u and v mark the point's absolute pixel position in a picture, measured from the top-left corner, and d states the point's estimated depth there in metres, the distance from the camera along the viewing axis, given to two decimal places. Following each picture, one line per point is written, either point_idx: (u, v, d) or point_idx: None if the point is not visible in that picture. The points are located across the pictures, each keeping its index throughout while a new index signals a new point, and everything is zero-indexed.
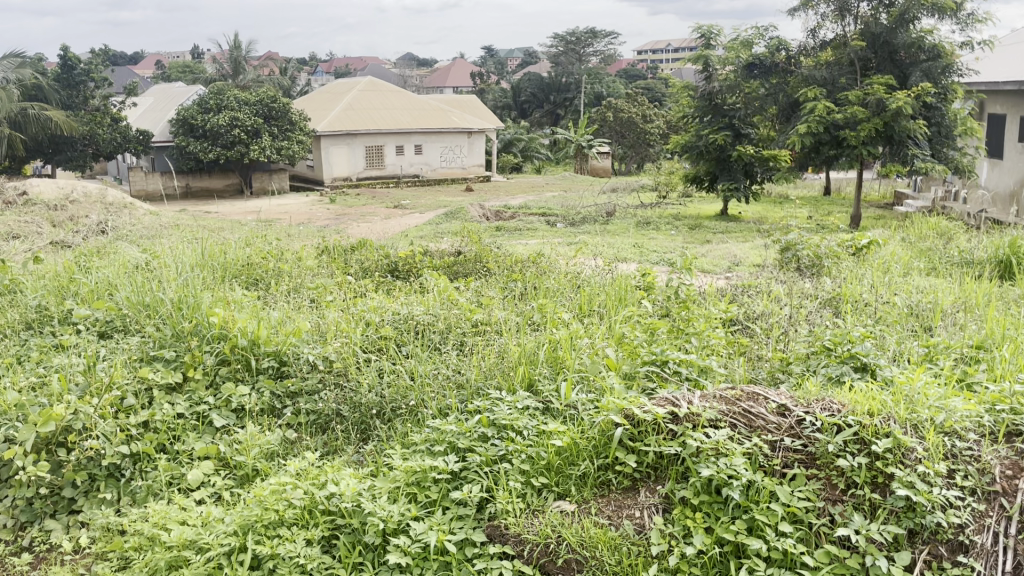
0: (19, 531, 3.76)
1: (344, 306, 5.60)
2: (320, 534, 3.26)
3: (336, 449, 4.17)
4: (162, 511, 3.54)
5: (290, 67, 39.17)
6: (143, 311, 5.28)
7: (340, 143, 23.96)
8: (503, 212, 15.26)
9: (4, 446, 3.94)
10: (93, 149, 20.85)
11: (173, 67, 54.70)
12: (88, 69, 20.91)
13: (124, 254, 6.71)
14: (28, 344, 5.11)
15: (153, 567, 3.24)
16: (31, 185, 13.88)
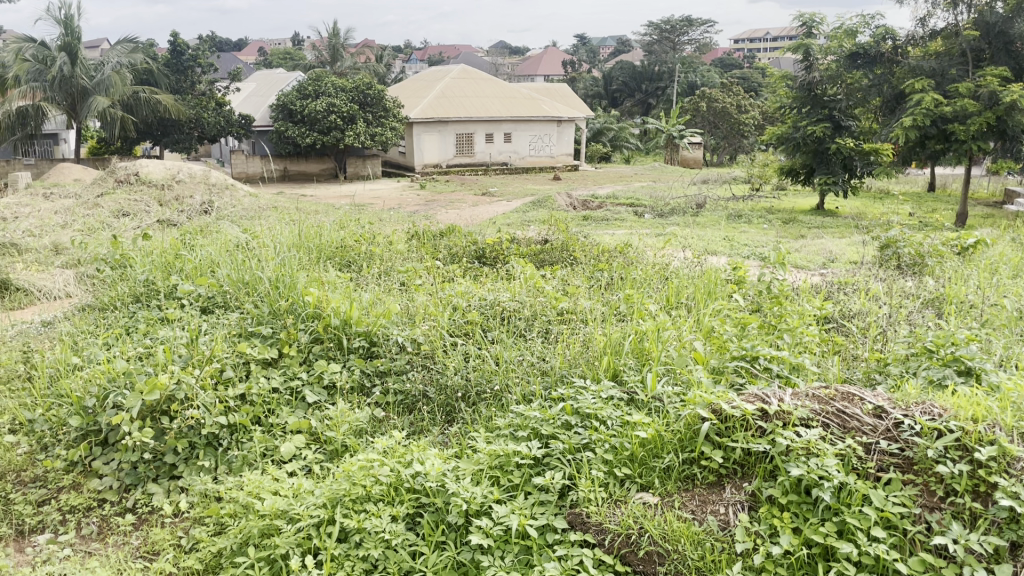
0: (124, 492, 4.01)
1: (433, 291, 5.68)
2: (405, 511, 3.34)
3: (422, 429, 4.25)
4: (257, 480, 3.69)
5: (386, 55, 39.81)
6: (242, 289, 5.48)
7: (431, 130, 24.27)
8: (590, 202, 15.18)
9: (113, 411, 4.19)
10: (197, 132, 21.72)
11: (274, 54, 56.48)
12: (195, 55, 21.65)
13: (227, 233, 6.99)
14: (137, 316, 5.41)
15: (248, 534, 3.39)
16: (141, 164, 14.57)
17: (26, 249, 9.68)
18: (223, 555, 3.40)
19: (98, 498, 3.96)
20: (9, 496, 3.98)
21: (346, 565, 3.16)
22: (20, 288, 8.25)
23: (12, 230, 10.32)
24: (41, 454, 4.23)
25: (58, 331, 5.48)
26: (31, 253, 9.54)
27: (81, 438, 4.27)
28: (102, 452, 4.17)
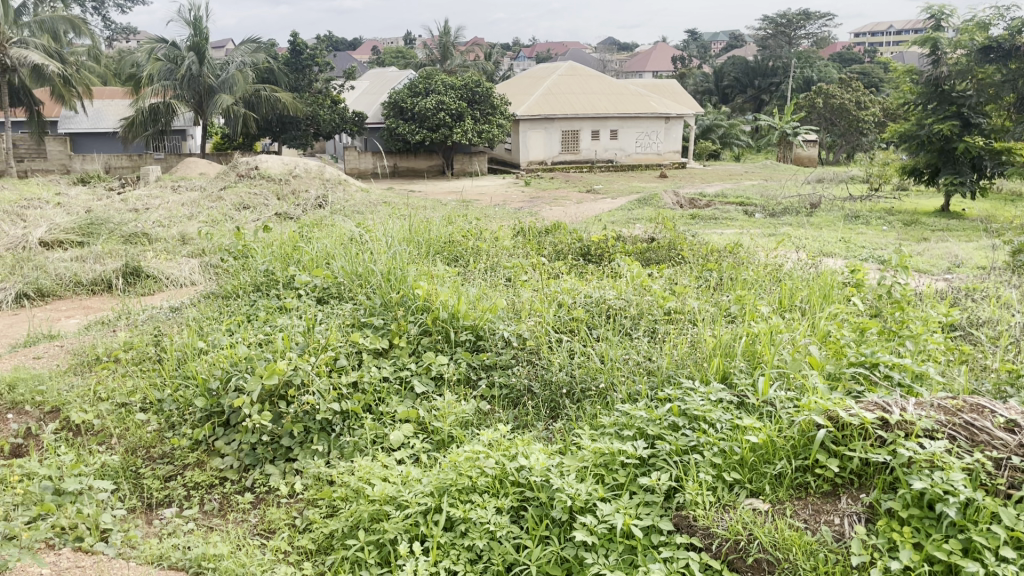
0: (244, 471, 4.21)
1: (539, 287, 5.70)
2: (509, 504, 3.38)
3: (527, 423, 4.28)
4: (367, 466, 3.82)
5: (495, 52, 40.18)
6: (356, 280, 5.65)
7: (538, 127, 24.38)
8: (698, 200, 14.90)
9: (235, 394, 4.41)
10: (313, 129, 22.52)
11: (386, 52, 57.99)
12: (313, 54, 22.47)
13: (341, 226, 7.22)
14: (258, 304, 5.67)
15: (358, 518, 3.52)
16: (261, 160, 15.25)
17: (157, 239, 10.28)
18: (334, 537, 3.54)
19: (220, 476, 4.19)
20: (140, 470, 4.26)
21: (451, 554, 3.22)
22: (150, 275, 8.78)
23: (144, 221, 10.98)
24: (169, 432, 4.49)
25: (186, 317, 5.81)
26: (161, 242, 10.13)
27: (205, 419, 4.51)
28: (224, 432, 4.39)
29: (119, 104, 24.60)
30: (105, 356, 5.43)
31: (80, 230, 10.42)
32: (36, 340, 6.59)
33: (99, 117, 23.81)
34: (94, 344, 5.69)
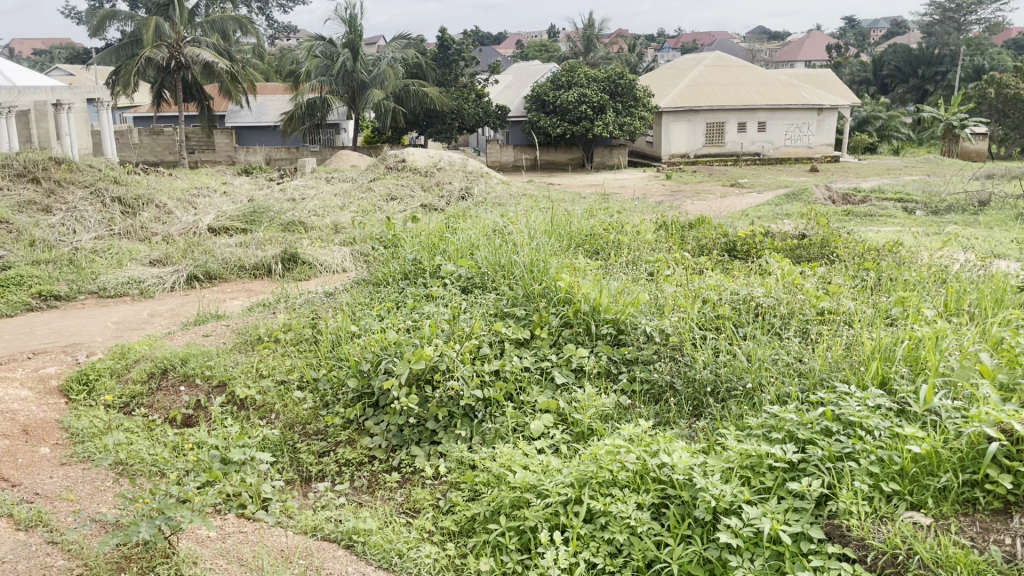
0: (391, 451, 4.38)
1: (682, 282, 5.58)
2: (650, 500, 3.34)
3: (668, 420, 4.22)
4: (509, 453, 3.88)
5: (639, 44, 39.73)
6: (499, 270, 5.72)
7: (681, 120, 23.96)
8: (851, 195, 14.18)
9: (384, 377, 4.59)
10: (458, 123, 23.05)
11: (531, 46, 58.48)
12: (460, 49, 23.00)
13: (485, 218, 7.36)
14: (406, 292, 5.87)
15: (500, 503, 3.59)
16: (408, 152, 15.78)
17: (312, 227, 10.85)
18: (477, 520, 3.63)
19: (369, 454, 4.38)
20: (296, 445, 4.52)
21: (591, 546, 3.25)
22: (305, 262, 9.28)
23: (300, 210, 11.60)
24: (323, 410, 4.73)
25: (339, 302, 6.10)
26: (316, 231, 10.68)
27: (356, 399, 4.72)
28: (373, 413, 4.58)
29: (279, 99, 26.08)
30: (265, 336, 5.78)
31: (244, 217, 11.15)
32: (205, 319, 7.12)
33: (262, 111, 25.34)
34: (256, 325, 6.07)
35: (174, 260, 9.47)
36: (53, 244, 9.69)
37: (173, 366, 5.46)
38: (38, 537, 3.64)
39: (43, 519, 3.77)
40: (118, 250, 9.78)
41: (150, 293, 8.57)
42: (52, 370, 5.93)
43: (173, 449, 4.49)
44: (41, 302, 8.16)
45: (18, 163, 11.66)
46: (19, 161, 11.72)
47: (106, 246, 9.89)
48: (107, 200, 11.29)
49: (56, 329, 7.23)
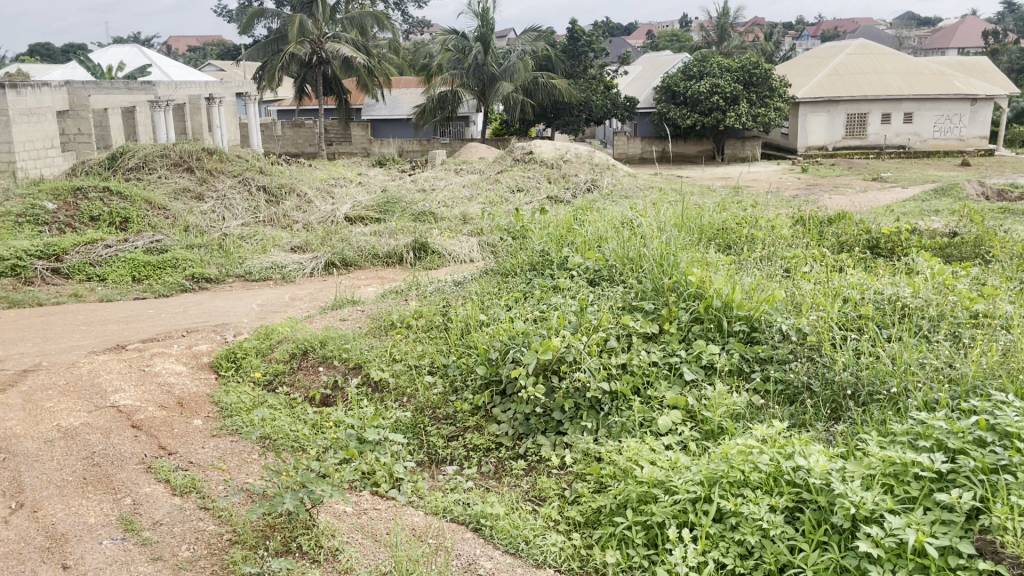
0: (517, 440, 4.44)
1: (820, 281, 5.35)
2: (784, 504, 3.24)
3: (804, 423, 4.08)
4: (636, 447, 3.85)
5: (776, 32, 38.37)
6: (627, 263, 5.65)
7: (819, 111, 23.02)
8: (1008, 191, 13.21)
9: (512, 366, 4.65)
10: (586, 115, 23.00)
11: (662, 36, 57.62)
12: (590, 40, 22.91)
13: (613, 210, 7.31)
14: (534, 283, 5.90)
15: (627, 497, 3.57)
16: (535, 144, 15.89)
17: (441, 218, 11.11)
18: (602, 512, 3.63)
19: (496, 441, 4.46)
20: (426, 428, 4.66)
21: (720, 546, 3.20)
22: (435, 251, 9.53)
23: (431, 200, 11.91)
24: (452, 396, 4.85)
25: (469, 292, 6.21)
26: (445, 221, 10.94)
27: (485, 386, 4.80)
28: (501, 401, 4.66)
29: (412, 92, 26.79)
30: (398, 322, 5.97)
31: (377, 207, 11.56)
32: (341, 304, 7.43)
33: (396, 104, 26.14)
34: (389, 310, 6.28)
35: (312, 247, 9.93)
36: (205, 229, 10.36)
37: (313, 347, 5.73)
38: (192, 502, 3.95)
39: (198, 485, 4.08)
40: (262, 236, 10.34)
41: (291, 278, 9.03)
42: (204, 347, 6.35)
43: (313, 426, 4.73)
44: (194, 284, 8.76)
45: (175, 153, 12.51)
46: (176, 151, 12.57)
47: (251, 232, 10.48)
48: (254, 188, 11.97)
49: (207, 309, 7.73)
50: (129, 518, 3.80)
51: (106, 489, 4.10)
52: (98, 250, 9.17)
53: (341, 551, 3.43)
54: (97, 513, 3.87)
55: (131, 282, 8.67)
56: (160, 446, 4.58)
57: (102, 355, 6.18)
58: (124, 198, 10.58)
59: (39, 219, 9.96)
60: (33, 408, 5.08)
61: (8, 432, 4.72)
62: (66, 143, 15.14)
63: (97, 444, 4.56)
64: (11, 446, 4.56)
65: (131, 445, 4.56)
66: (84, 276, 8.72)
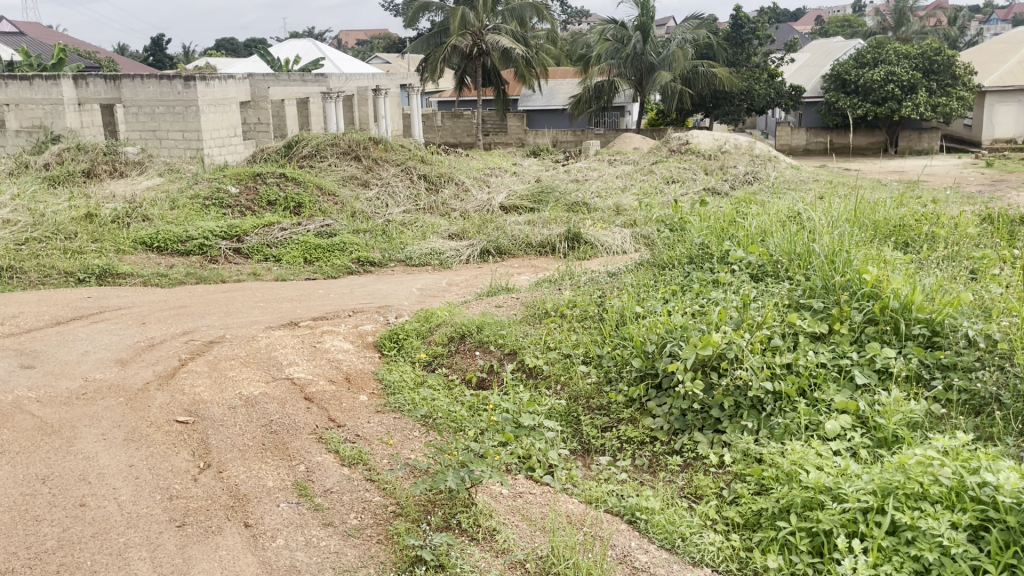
0: (673, 435, 4.37)
1: (1013, 285, 4.94)
2: (969, 521, 3.03)
3: (991, 436, 3.80)
4: (801, 451, 3.70)
5: (960, 16, 35.62)
6: (794, 259, 5.43)
7: (1009, 101, 21.22)
8: None
9: (669, 360, 4.58)
10: (747, 104, 22.28)
11: (831, 23, 54.89)
12: (755, 27, 22.18)
13: (778, 203, 7.06)
14: (693, 276, 5.79)
15: (791, 501, 3.44)
16: (693, 134, 15.58)
17: (595, 209, 11.12)
18: (763, 515, 3.52)
19: (651, 435, 4.41)
20: (580, 417, 4.68)
21: (893, 560, 3.03)
22: (589, 242, 9.56)
23: (585, 191, 11.95)
24: (606, 386, 4.83)
25: (624, 283, 6.16)
26: (599, 212, 10.92)
27: (640, 378, 4.74)
28: (656, 394, 4.59)
29: (569, 82, 26.88)
30: (553, 310, 6.01)
31: (532, 197, 11.68)
32: (496, 291, 7.57)
33: (553, 95, 26.34)
34: (544, 299, 6.34)
35: (469, 235, 10.17)
36: (369, 215, 10.86)
37: (470, 332, 5.86)
38: (359, 473, 4.16)
39: (364, 458, 4.30)
40: (422, 223, 10.71)
41: (449, 264, 9.31)
42: (369, 327, 6.66)
43: (469, 408, 4.87)
44: (359, 267, 9.21)
45: (344, 142, 13.15)
46: (345, 140, 13.21)
47: (412, 219, 10.88)
48: (415, 176, 12.41)
49: (370, 291, 8.10)
50: (303, 484, 4.05)
51: (282, 455, 4.39)
52: (275, 232, 9.80)
53: (498, 532, 3.51)
54: (274, 478, 4.15)
55: (303, 263, 9.22)
56: (329, 418, 4.85)
57: (278, 331, 6.61)
58: (298, 184, 11.24)
59: (224, 203, 10.75)
60: (219, 376, 5.51)
61: (196, 397, 5.14)
62: (247, 131, 16.41)
63: (274, 413, 4.89)
64: (199, 410, 4.96)
65: (304, 416, 4.86)
66: (261, 256, 9.34)
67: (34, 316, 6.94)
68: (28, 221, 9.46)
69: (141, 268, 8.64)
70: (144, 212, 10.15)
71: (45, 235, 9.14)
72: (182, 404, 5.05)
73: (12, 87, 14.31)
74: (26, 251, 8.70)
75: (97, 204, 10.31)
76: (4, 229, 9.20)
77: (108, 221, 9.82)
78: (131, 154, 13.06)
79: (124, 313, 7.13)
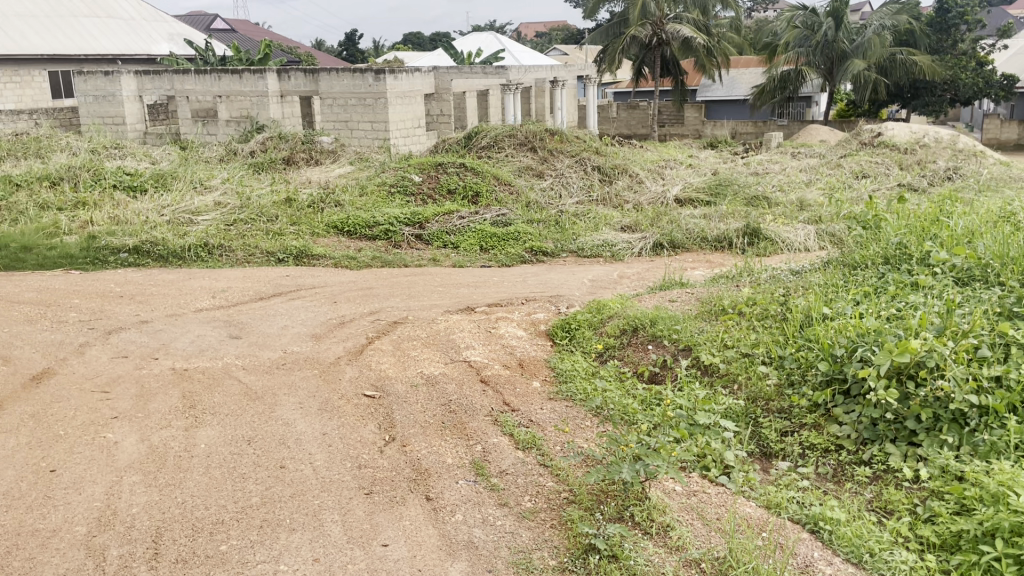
0: (861, 445, 4.15)
1: None
2: None
3: None
4: (1010, 471, 3.40)
5: None
6: (1007, 264, 4.98)
7: None
8: None
9: (860, 364, 4.33)
10: (950, 95, 20.68)
11: None
12: (963, 11, 20.48)
13: (989, 202, 6.50)
14: (887, 278, 5.45)
15: (996, 525, 3.17)
16: (887, 126, 14.71)
17: (776, 203, 10.71)
18: (964, 537, 3.28)
19: (836, 443, 4.21)
20: (758, 419, 4.54)
21: None
22: (768, 238, 9.25)
23: (766, 184, 11.54)
24: (788, 389, 4.64)
25: (810, 282, 5.90)
26: (780, 207, 10.51)
27: (826, 383, 4.52)
28: (844, 401, 4.36)
29: (751, 72, 25.97)
30: (730, 307, 5.84)
31: (709, 189, 11.40)
32: (670, 285, 7.47)
33: (733, 85, 25.57)
34: (721, 295, 6.18)
35: (643, 227, 10.08)
36: (543, 206, 11.00)
37: (643, 325, 5.80)
38: (533, 458, 4.25)
39: (539, 443, 4.38)
40: (595, 215, 10.72)
41: (621, 256, 9.28)
42: (542, 316, 6.76)
43: (642, 402, 4.83)
44: (532, 256, 9.37)
45: (521, 133, 13.39)
46: (522, 131, 13.45)
47: (585, 210, 10.91)
48: (589, 168, 12.43)
49: (543, 280, 8.22)
50: (480, 464, 4.20)
51: (461, 434, 4.55)
52: (454, 220, 10.15)
53: (673, 529, 3.48)
54: (453, 455, 4.32)
55: (480, 251, 9.49)
56: (504, 402, 4.98)
57: (456, 315, 6.85)
58: (476, 173, 11.57)
59: (408, 190, 11.26)
60: (402, 355, 5.80)
61: (382, 373, 5.44)
62: (429, 122, 17.06)
63: (453, 393, 5.08)
64: (385, 386, 5.25)
65: (480, 398, 5.01)
66: (441, 243, 9.71)
67: (240, 291, 7.58)
68: (236, 204, 10.31)
69: (332, 250, 9.21)
70: (336, 198, 10.81)
71: (250, 217, 9.95)
72: (369, 379, 5.36)
73: (224, 80, 15.63)
74: (235, 232, 9.49)
75: (295, 190, 11.11)
76: (215, 210, 10.08)
77: (304, 206, 10.53)
78: (326, 144, 13.94)
79: (317, 292, 7.64)
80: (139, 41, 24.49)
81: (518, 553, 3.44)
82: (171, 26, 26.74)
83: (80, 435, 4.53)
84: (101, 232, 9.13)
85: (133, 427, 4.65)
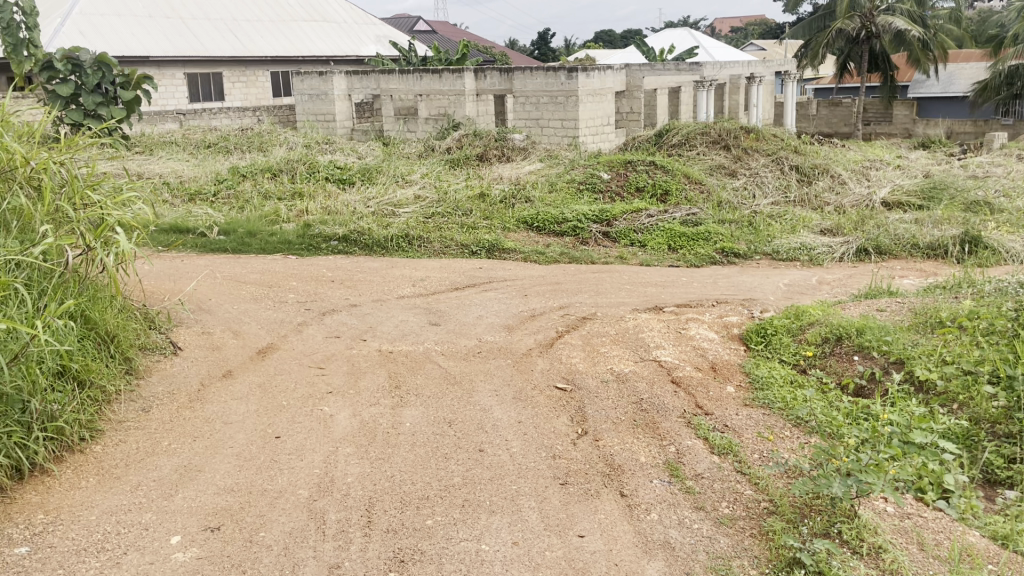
0: None
1: None
2: None
3: None
4: None
5: None
6: None
7: None
8: None
9: None
10: None
11: None
12: None
13: None
14: None
15: None
16: None
17: (1000, 210, 9.82)
18: None
19: None
20: (983, 444, 4.20)
21: None
22: (991, 247, 8.51)
23: (988, 188, 10.60)
24: (1019, 412, 4.25)
25: None
26: (1005, 214, 9.62)
27: None
28: None
29: (973, 66, 23.88)
30: (949, 320, 5.41)
31: (921, 193, 10.62)
32: (877, 293, 7.03)
33: (951, 80, 23.64)
34: (937, 306, 5.73)
35: (845, 231, 9.54)
36: (736, 206, 10.68)
37: (848, 335, 5.47)
38: (729, 464, 4.15)
39: (735, 449, 4.27)
40: (793, 216, 10.27)
41: (820, 261, 8.83)
42: (735, 319, 6.58)
43: (847, 416, 4.58)
44: (724, 258, 9.11)
45: (715, 130, 13.05)
46: (716, 128, 13.11)
47: (782, 211, 10.48)
48: (787, 167, 11.93)
49: (736, 282, 7.99)
50: (674, 465, 4.15)
51: (654, 433, 4.53)
52: (643, 218, 10.08)
53: (886, 550, 3.28)
54: (647, 454, 4.31)
55: (668, 250, 9.36)
56: (697, 405, 4.89)
57: (645, 313, 6.81)
58: (666, 171, 11.42)
59: (596, 187, 11.29)
60: (592, 350, 5.84)
61: (573, 367, 5.50)
62: (619, 120, 17.00)
63: (644, 391, 5.06)
64: (576, 379, 5.32)
65: (673, 398, 4.95)
66: (628, 241, 9.67)
67: (437, 281, 7.93)
68: (434, 198, 10.78)
69: (523, 245, 9.42)
70: (526, 194, 11.03)
71: (447, 210, 10.36)
72: (561, 371, 5.45)
73: (426, 79, 16.35)
74: (432, 224, 9.91)
75: (489, 185, 11.45)
76: (415, 203, 10.60)
77: (496, 201, 10.84)
78: (517, 141, 14.25)
79: (509, 285, 7.84)
80: (348, 43, 26.13)
81: (717, 559, 3.38)
82: (377, 27, 28.34)
83: (300, 407, 4.93)
84: (314, 221, 9.83)
85: (346, 402, 4.99)
